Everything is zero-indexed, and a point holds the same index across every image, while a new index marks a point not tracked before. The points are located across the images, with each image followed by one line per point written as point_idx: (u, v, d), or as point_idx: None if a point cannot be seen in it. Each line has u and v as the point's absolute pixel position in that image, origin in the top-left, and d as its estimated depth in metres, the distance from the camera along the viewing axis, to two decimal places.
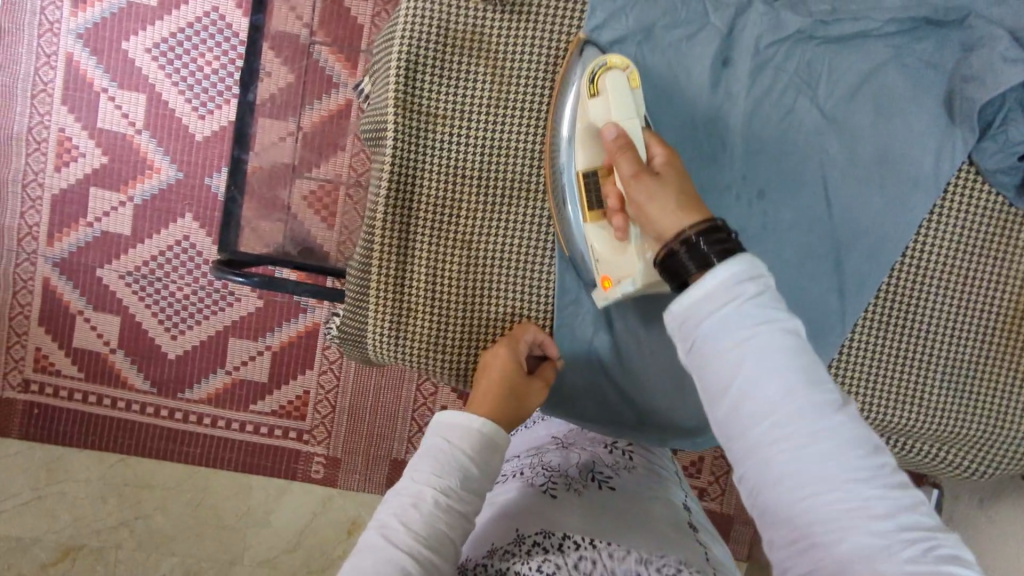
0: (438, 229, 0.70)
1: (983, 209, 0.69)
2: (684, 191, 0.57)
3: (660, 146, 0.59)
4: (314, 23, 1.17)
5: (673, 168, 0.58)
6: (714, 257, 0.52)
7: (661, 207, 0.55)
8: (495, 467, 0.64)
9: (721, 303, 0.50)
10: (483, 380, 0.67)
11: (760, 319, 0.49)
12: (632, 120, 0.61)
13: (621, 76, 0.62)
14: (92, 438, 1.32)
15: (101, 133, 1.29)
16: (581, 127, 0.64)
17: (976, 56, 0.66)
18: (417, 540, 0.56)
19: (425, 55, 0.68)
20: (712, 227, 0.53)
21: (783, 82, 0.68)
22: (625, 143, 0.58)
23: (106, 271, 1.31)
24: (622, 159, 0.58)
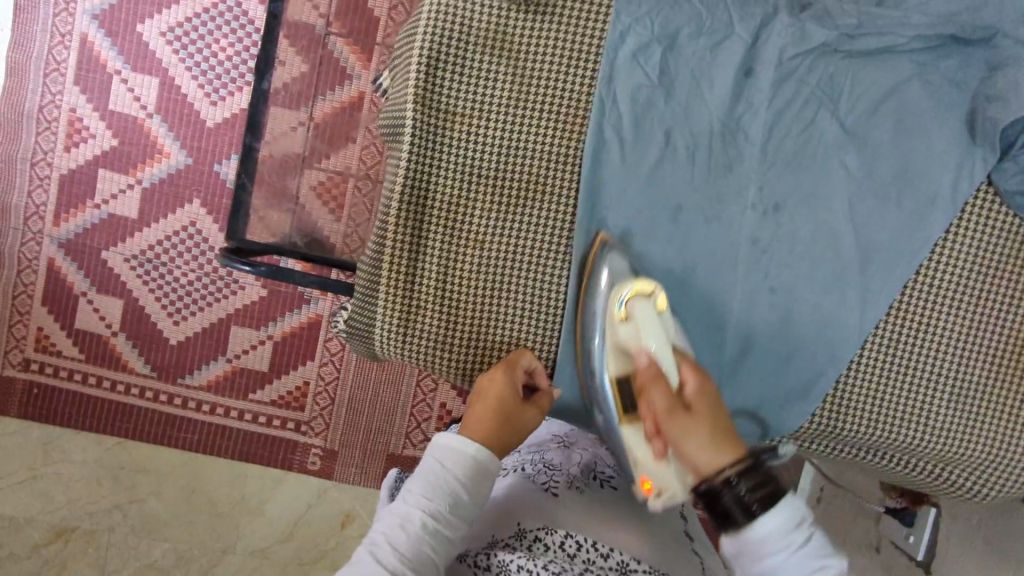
0: (452, 227, 0.69)
1: (1000, 230, 0.68)
2: (718, 424, 0.56)
3: (690, 368, 0.60)
4: (331, 14, 1.18)
5: (708, 398, 0.58)
6: (756, 504, 0.51)
7: (695, 443, 0.55)
8: (487, 494, 0.61)
9: (778, 550, 0.51)
10: (477, 404, 0.65)
11: (812, 553, 0.51)
12: (662, 345, 0.63)
13: (648, 303, 0.65)
14: (90, 420, 1.31)
15: (112, 115, 1.29)
16: (611, 350, 0.66)
17: (1001, 77, 0.65)
18: (401, 561, 0.53)
19: (447, 51, 0.67)
20: (747, 465, 0.53)
21: (805, 94, 0.68)
22: (655, 374, 0.60)
23: (112, 254, 1.31)
24: (653, 391, 0.59)
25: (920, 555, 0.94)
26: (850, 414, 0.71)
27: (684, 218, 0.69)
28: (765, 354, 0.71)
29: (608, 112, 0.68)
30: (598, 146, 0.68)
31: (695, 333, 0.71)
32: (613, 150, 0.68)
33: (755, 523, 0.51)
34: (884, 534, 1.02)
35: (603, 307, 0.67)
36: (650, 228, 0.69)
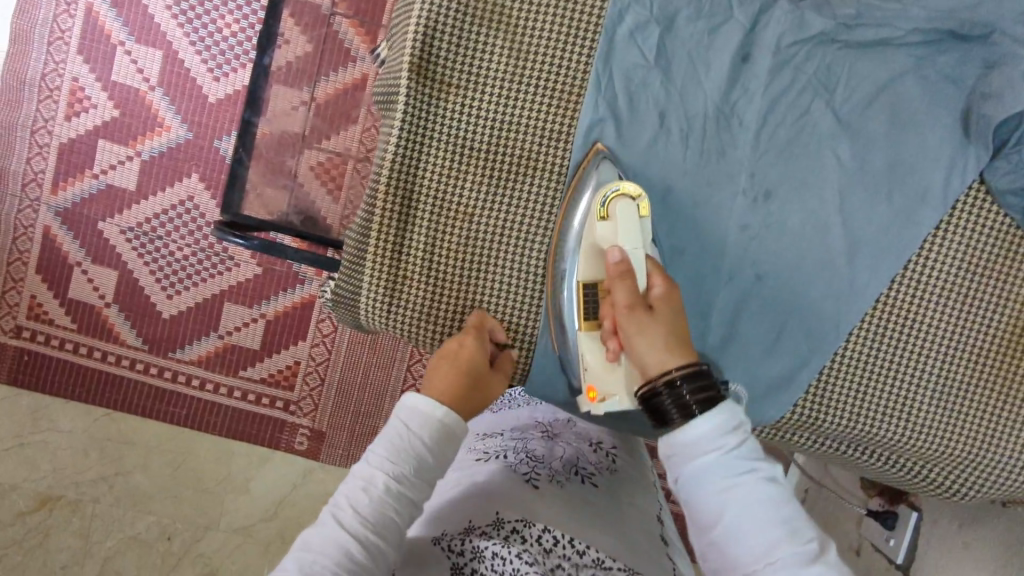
0: (441, 199, 0.69)
1: (991, 228, 0.68)
2: (673, 329, 0.60)
3: (660, 277, 0.62)
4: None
5: (669, 304, 0.61)
6: (696, 405, 0.55)
7: (652, 344, 0.58)
8: (452, 457, 0.61)
9: (706, 449, 0.54)
10: (444, 362, 0.64)
11: (741, 457, 0.53)
12: (637, 247, 0.63)
13: (631, 206, 0.64)
14: (80, 390, 1.31)
15: (115, 86, 1.29)
16: (585, 245, 0.65)
17: (997, 73, 0.65)
18: (363, 524, 0.54)
19: (444, 21, 0.67)
20: (697, 373, 0.57)
21: (800, 82, 0.68)
22: (625, 271, 0.61)
23: (108, 225, 1.31)
24: (620, 288, 0.61)
25: (900, 557, 0.95)
26: (832, 405, 0.71)
27: (674, 201, 0.69)
28: (748, 343, 0.71)
29: (603, 90, 0.68)
30: (591, 123, 0.68)
31: None
32: (607, 129, 0.68)
33: (692, 423, 0.55)
34: (865, 537, 1.02)
35: (584, 205, 0.66)
36: None
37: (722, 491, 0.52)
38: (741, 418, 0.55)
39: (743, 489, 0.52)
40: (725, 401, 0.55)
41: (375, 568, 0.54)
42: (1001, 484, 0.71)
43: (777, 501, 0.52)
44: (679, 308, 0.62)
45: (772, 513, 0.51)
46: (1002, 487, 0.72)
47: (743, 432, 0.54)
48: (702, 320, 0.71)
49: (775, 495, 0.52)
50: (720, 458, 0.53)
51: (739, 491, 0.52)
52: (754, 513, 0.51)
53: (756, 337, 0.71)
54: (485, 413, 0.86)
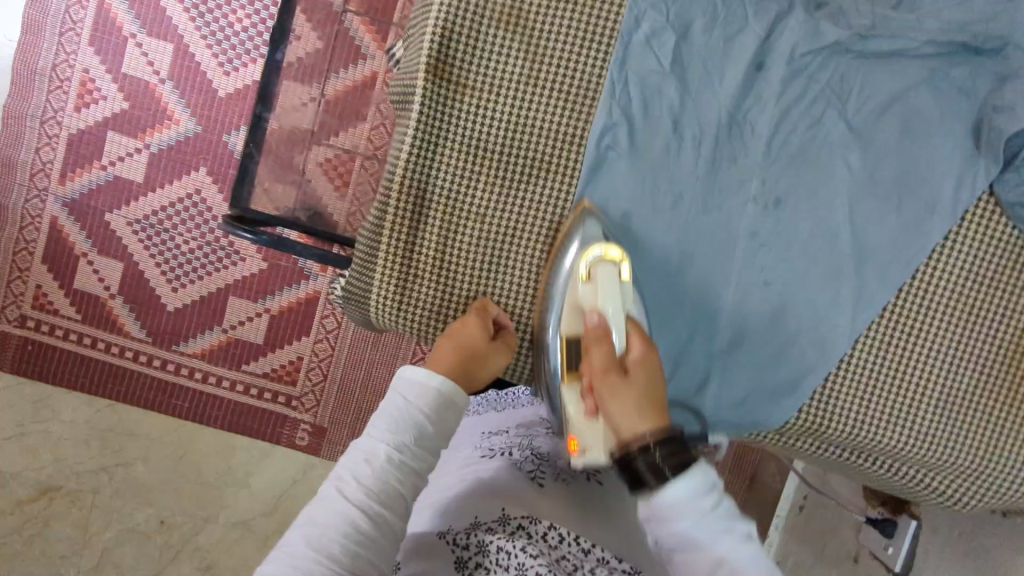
0: (454, 200, 0.70)
1: (998, 241, 0.69)
2: (650, 392, 0.58)
3: (639, 339, 0.63)
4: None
5: (646, 366, 0.60)
6: (668, 470, 0.52)
7: (623, 404, 0.57)
8: (451, 427, 0.62)
9: (682, 517, 0.52)
10: (444, 340, 0.67)
11: (715, 520, 0.52)
12: (617, 311, 0.64)
13: (612, 268, 0.66)
14: (82, 380, 1.32)
15: (125, 78, 1.29)
16: (568, 306, 0.67)
17: (1009, 88, 0.65)
18: (367, 494, 0.54)
19: (463, 23, 0.67)
20: (672, 436, 0.54)
21: (814, 92, 0.68)
22: (601, 334, 0.63)
23: (115, 217, 1.31)
24: (597, 349, 0.61)
25: (898, 565, 0.94)
26: (837, 411, 0.71)
27: (685, 208, 0.70)
28: (755, 347, 0.71)
29: (618, 96, 0.68)
30: (606, 128, 0.69)
31: (687, 324, 0.72)
32: (621, 134, 0.69)
33: (667, 488, 0.52)
34: (864, 545, 1.02)
35: (567, 265, 0.67)
36: (649, 215, 0.70)
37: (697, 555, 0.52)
38: (713, 479, 0.53)
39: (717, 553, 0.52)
40: (698, 464, 0.52)
41: (382, 539, 0.53)
42: (1001, 496, 0.72)
43: (751, 559, 0.52)
44: (658, 373, 0.61)
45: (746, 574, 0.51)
46: (999, 499, 0.72)
47: (718, 496, 0.53)
48: (708, 324, 0.72)
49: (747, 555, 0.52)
50: (693, 525, 0.52)
51: (714, 554, 0.52)
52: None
53: (763, 344, 0.71)
54: (485, 411, 0.86)
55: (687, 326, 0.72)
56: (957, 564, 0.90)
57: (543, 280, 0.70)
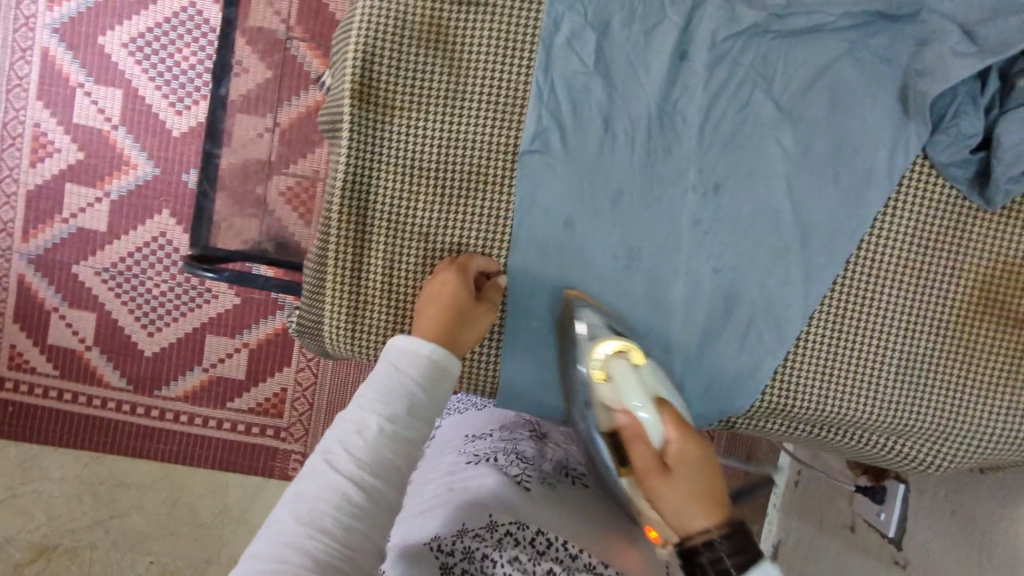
0: (395, 221, 0.70)
1: (938, 202, 0.69)
2: (699, 485, 0.57)
3: (672, 426, 0.62)
4: (291, 19, 1.17)
5: (686, 457, 0.60)
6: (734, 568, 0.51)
7: (675, 501, 0.56)
8: (442, 397, 0.62)
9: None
10: (432, 301, 0.66)
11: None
12: (644, 401, 0.64)
13: (623, 361, 0.68)
14: (67, 436, 1.31)
15: (77, 128, 1.29)
16: (597, 406, 0.68)
17: (928, 51, 0.66)
18: (359, 465, 0.53)
19: (382, 46, 0.67)
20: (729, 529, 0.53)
21: (738, 76, 0.69)
22: (636, 431, 0.62)
23: (83, 268, 1.30)
24: (637, 445, 0.61)
25: (891, 531, 0.96)
26: (800, 388, 0.72)
27: (627, 203, 0.70)
28: (713, 332, 0.72)
29: (546, 101, 0.69)
30: (537, 133, 0.69)
31: (644, 317, 0.72)
32: (552, 137, 0.69)
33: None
34: (859, 515, 1.03)
35: (586, 366, 0.69)
36: (591, 214, 0.70)
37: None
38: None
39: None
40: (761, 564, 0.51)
41: (376, 511, 0.52)
42: (973, 454, 0.73)
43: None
44: (702, 458, 0.60)
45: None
46: (969, 458, 0.73)
47: None
48: (665, 316, 0.72)
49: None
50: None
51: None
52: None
53: (723, 328, 0.72)
54: (466, 411, 0.84)
55: (643, 318, 0.72)
56: (945, 525, 0.90)
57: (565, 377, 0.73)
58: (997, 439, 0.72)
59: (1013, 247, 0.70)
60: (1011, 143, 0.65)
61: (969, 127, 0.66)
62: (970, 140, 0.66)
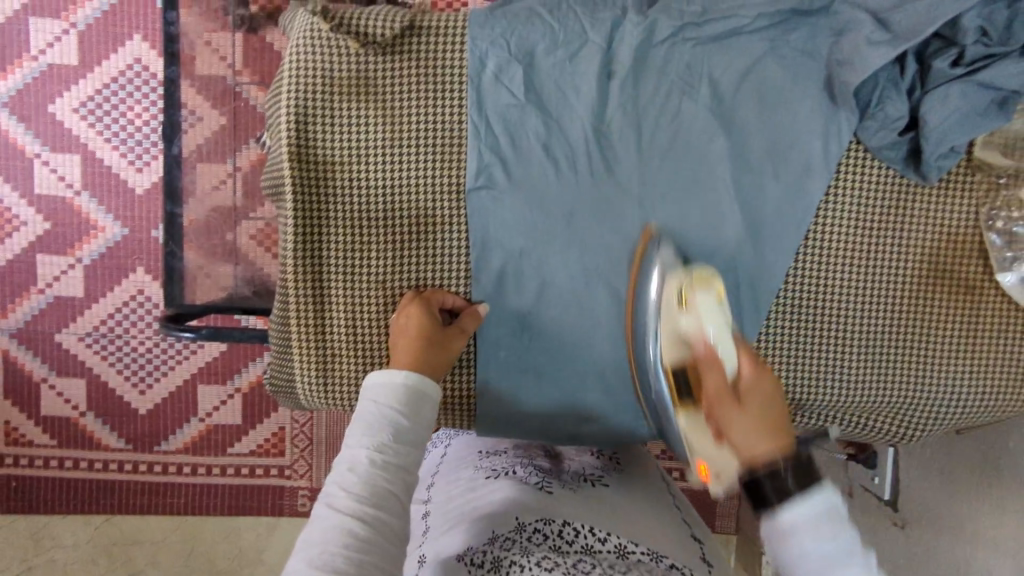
0: (352, 273, 0.71)
1: (877, 181, 0.71)
2: (767, 417, 0.57)
3: (748, 357, 0.60)
4: (237, 62, 1.10)
5: (758, 391, 0.58)
6: (796, 488, 0.52)
7: (743, 430, 0.56)
8: (429, 418, 0.62)
9: (809, 538, 0.51)
10: (400, 334, 0.66)
11: (850, 550, 0.50)
12: (725, 331, 0.61)
13: (709, 294, 0.62)
14: (74, 502, 1.32)
15: (40, 199, 1.27)
16: (668, 333, 0.63)
17: (845, 41, 0.68)
18: (357, 500, 0.53)
19: (313, 106, 0.69)
20: (794, 454, 0.53)
21: (665, 86, 0.71)
22: (713, 359, 0.59)
23: (65, 335, 1.30)
24: (710, 373, 0.60)
25: (886, 493, 1.00)
26: None
27: (580, 220, 0.71)
28: None
29: (484, 136, 0.70)
30: (480, 170, 0.70)
31: (608, 334, 0.73)
32: (495, 171, 0.70)
33: (791, 505, 0.51)
34: (854, 480, 1.08)
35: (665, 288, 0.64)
36: (546, 239, 0.71)
37: None
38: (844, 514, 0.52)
39: None
40: (821, 487, 0.52)
41: (383, 541, 0.52)
42: (942, 419, 0.75)
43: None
44: (774, 390, 0.59)
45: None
46: (939, 423, 0.76)
47: (838, 521, 0.51)
48: None
49: None
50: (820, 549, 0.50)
51: None
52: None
53: None
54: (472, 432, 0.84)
55: (607, 333, 0.73)
56: (937, 484, 0.92)
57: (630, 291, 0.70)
58: (960, 402, 0.74)
59: (953, 217, 0.72)
60: (936, 122, 0.66)
61: (895, 111, 0.68)
62: (898, 123, 0.68)
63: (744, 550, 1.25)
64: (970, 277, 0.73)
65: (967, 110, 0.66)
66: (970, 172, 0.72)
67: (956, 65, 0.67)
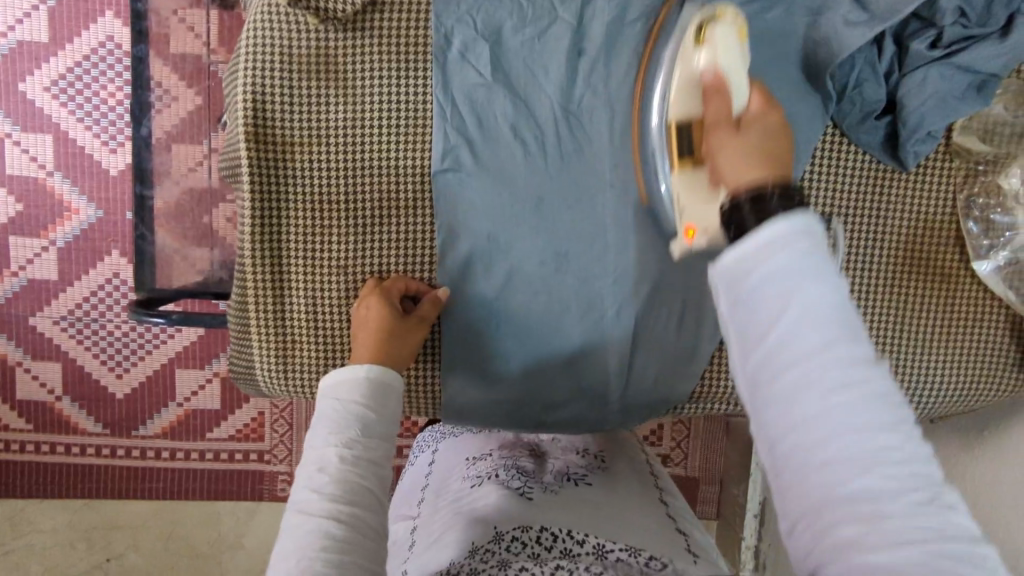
0: (312, 256, 0.69)
1: (854, 167, 0.70)
2: (766, 145, 0.51)
3: (759, 96, 0.54)
4: (212, 40, 1.07)
5: (764, 119, 0.52)
6: (778, 207, 0.44)
7: (734, 154, 0.50)
8: (394, 411, 0.60)
9: (780, 254, 0.42)
10: (360, 332, 0.65)
11: (827, 272, 0.42)
12: (739, 72, 0.56)
13: (728, 30, 0.58)
14: (50, 487, 1.30)
15: (12, 180, 1.23)
16: (681, 77, 0.60)
17: (823, 21, 0.66)
18: (332, 500, 0.52)
19: (270, 84, 0.66)
20: (787, 184, 0.47)
21: (637, 64, 0.68)
22: (718, 87, 0.55)
23: (40, 319, 1.27)
24: (713, 102, 0.54)
25: None
26: None
27: (549, 203, 0.69)
28: (654, 325, 0.72)
29: (450, 117, 0.68)
30: (446, 152, 0.68)
31: (579, 322, 0.71)
32: (462, 153, 0.68)
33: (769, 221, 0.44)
34: None
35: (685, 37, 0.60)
36: (513, 224, 0.69)
37: (803, 310, 0.41)
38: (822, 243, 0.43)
39: (819, 336, 0.40)
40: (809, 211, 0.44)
41: (363, 538, 0.51)
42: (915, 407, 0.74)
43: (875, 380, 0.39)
44: (781, 129, 0.53)
45: (861, 384, 0.39)
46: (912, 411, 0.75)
47: (819, 241, 0.42)
48: (598, 313, 0.71)
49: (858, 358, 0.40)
50: (795, 261, 0.42)
51: (827, 326, 0.40)
52: (835, 372, 0.39)
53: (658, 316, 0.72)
54: (457, 432, 0.82)
55: (578, 320, 0.71)
56: None
57: (644, 65, 0.67)
58: (933, 389, 0.74)
59: (929, 206, 0.71)
60: (914, 106, 0.65)
61: (872, 92, 0.67)
62: (874, 105, 0.67)
63: (726, 534, 1.25)
64: (945, 264, 0.72)
65: (945, 94, 0.65)
66: (948, 158, 0.70)
67: (933, 47, 0.65)
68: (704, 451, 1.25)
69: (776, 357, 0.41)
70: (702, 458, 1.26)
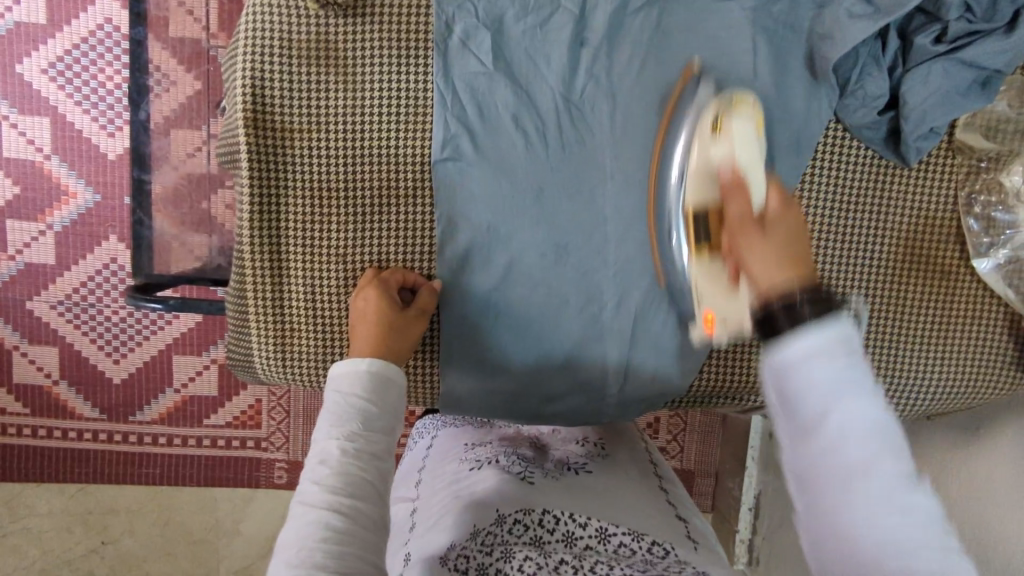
0: (311, 244, 0.69)
1: (856, 162, 0.69)
2: (791, 246, 0.50)
3: (776, 194, 0.53)
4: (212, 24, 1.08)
5: (785, 219, 0.51)
6: (814, 320, 0.43)
7: (763, 259, 0.49)
8: (397, 406, 0.60)
9: (818, 367, 0.42)
10: (359, 325, 0.64)
11: (866, 387, 0.42)
12: (755, 166, 0.57)
13: (746, 123, 0.59)
14: (47, 471, 1.30)
15: (9, 163, 1.22)
16: (695, 164, 0.59)
17: (827, 14, 0.66)
18: (332, 492, 0.51)
19: (269, 70, 0.66)
20: (816, 287, 0.45)
21: (640, 55, 0.68)
22: (739, 184, 0.54)
23: (37, 303, 1.27)
24: (733, 201, 0.54)
25: None
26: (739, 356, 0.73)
27: (549, 194, 0.69)
28: (653, 318, 0.72)
29: (450, 106, 0.67)
30: (446, 141, 0.67)
31: (577, 313, 0.71)
32: (462, 142, 0.68)
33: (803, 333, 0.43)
34: None
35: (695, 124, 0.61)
36: (513, 215, 0.69)
37: (841, 425, 0.41)
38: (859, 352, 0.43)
39: (860, 453, 0.40)
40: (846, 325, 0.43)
41: (363, 531, 0.50)
42: (912, 404, 0.74)
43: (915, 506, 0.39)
44: (799, 227, 0.52)
45: (904, 505, 0.40)
46: (909, 408, 0.75)
47: (857, 355, 0.42)
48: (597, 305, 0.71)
49: (899, 478, 0.40)
50: (836, 373, 0.42)
51: (867, 443, 0.40)
52: (875, 490, 0.40)
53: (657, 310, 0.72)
54: (458, 421, 0.81)
55: (576, 312, 0.71)
56: None
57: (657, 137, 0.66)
58: (930, 386, 0.74)
59: (929, 202, 0.71)
60: (917, 102, 0.65)
61: (874, 88, 0.66)
62: (877, 102, 0.66)
63: (721, 528, 1.26)
64: (945, 261, 0.71)
65: (948, 90, 0.64)
66: (950, 154, 0.70)
67: (938, 41, 0.65)
68: (701, 444, 1.25)
69: (817, 470, 0.41)
70: (699, 451, 1.26)
